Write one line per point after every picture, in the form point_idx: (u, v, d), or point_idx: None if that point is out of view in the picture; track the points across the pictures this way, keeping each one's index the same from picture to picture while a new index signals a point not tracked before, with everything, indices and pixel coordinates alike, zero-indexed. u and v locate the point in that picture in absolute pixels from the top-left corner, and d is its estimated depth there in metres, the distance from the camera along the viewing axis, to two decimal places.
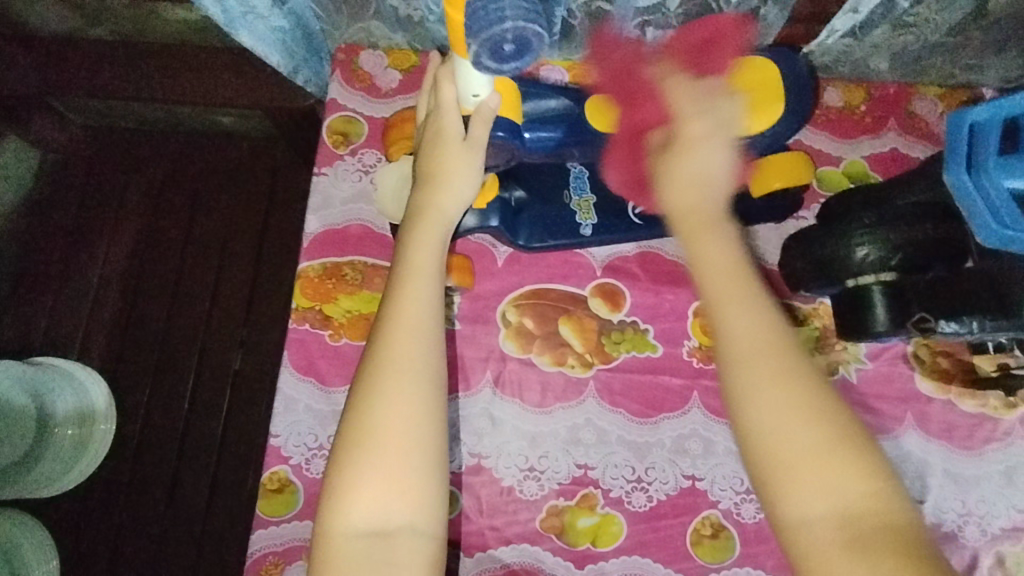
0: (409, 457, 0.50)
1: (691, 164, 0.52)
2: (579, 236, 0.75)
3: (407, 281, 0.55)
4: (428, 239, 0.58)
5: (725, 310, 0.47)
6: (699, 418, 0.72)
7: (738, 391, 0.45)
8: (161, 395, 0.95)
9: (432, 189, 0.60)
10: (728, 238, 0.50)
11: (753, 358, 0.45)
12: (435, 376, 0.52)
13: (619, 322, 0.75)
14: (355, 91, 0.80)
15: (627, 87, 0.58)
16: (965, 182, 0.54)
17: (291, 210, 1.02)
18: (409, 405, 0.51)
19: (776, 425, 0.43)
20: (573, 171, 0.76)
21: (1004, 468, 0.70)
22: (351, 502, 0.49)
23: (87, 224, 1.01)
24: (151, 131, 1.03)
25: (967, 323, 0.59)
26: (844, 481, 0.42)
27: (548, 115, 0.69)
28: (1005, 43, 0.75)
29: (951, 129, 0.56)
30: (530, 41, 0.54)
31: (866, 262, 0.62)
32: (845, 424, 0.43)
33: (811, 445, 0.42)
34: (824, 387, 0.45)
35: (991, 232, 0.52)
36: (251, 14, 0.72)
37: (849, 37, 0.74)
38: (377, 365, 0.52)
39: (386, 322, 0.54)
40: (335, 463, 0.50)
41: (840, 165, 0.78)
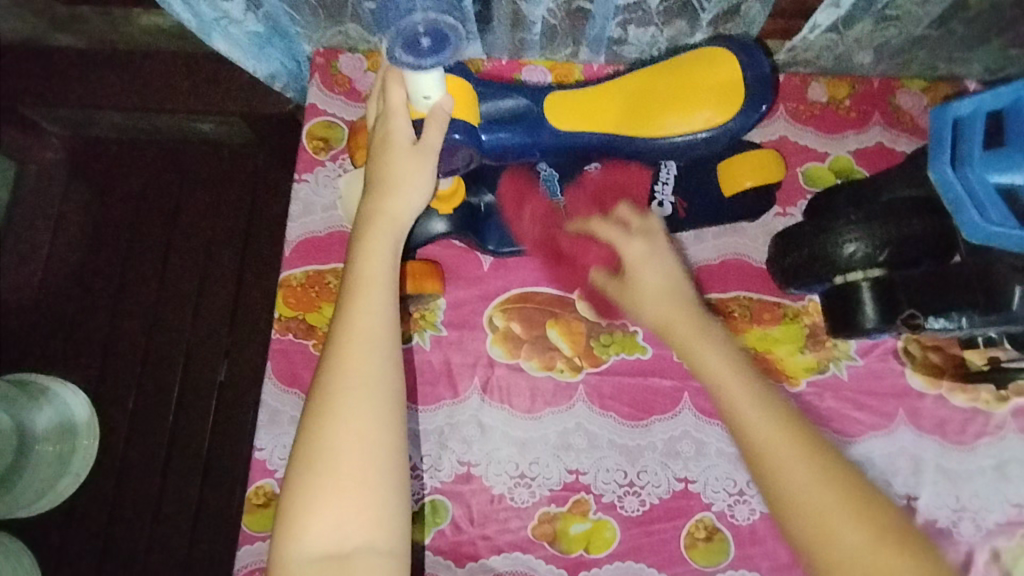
0: (364, 476, 0.49)
1: (662, 289, 0.60)
2: (551, 241, 0.72)
3: (358, 293, 0.55)
4: (379, 249, 0.57)
5: (739, 413, 0.52)
6: (690, 420, 0.71)
7: (773, 483, 0.49)
8: (145, 409, 0.94)
9: (385, 195, 0.59)
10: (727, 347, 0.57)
11: (782, 457, 0.49)
12: (389, 390, 0.51)
13: (607, 325, 0.73)
14: (335, 96, 0.79)
15: (556, 252, 0.72)
16: (951, 178, 0.53)
17: (271, 217, 1.00)
18: (360, 423, 0.50)
19: (820, 526, 0.46)
20: (543, 174, 0.72)
21: (997, 463, 0.70)
22: (307, 524, 0.48)
23: (64, 236, 1.00)
24: (128, 141, 1.01)
25: (955, 318, 0.60)
26: (889, 562, 0.45)
27: (505, 116, 0.69)
28: (989, 34, 0.74)
29: (934, 125, 0.54)
30: (445, 31, 0.54)
31: (854, 259, 0.60)
32: (870, 503, 0.47)
33: (859, 537, 0.46)
34: (845, 471, 0.49)
35: (977, 228, 0.51)
36: (224, 19, 0.70)
37: (832, 32, 0.72)
38: (327, 383, 0.51)
39: (337, 335, 0.53)
40: (292, 486, 0.49)
41: (826, 161, 0.78)
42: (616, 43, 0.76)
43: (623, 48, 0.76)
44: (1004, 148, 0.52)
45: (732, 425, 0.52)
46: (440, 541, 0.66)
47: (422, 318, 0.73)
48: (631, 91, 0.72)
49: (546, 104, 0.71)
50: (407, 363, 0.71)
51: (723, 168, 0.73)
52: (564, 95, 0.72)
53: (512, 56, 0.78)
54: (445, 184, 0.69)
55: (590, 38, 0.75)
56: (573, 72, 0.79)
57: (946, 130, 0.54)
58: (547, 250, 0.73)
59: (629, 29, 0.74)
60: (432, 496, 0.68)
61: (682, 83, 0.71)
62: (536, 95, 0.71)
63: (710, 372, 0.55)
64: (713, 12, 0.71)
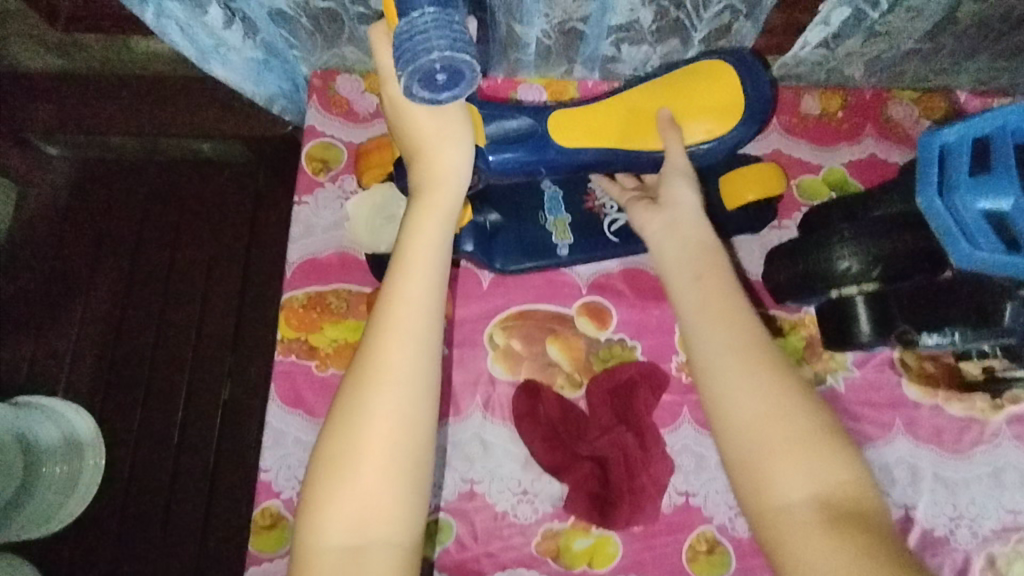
0: (396, 465, 0.50)
1: (686, 217, 0.64)
2: (558, 256, 0.74)
3: (399, 280, 0.55)
4: (429, 231, 0.57)
5: (704, 334, 0.57)
6: (689, 434, 0.72)
7: (722, 385, 0.55)
8: (150, 428, 0.95)
9: (429, 170, 0.59)
10: (729, 287, 0.59)
11: (727, 361, 0.55)
12: (422, 382, 0.52)
13: (605, 340, 0.75)
14: (333, 118, 0.79)
15: (558, 438, 0.70)
16: (938, 205, 0.52)
17: (270, 234, 1.01)
18: (396, 413, 0.51)
19: (752, 432, 0.52)
20: (547, 192, 0.76)
21: (992, 470, 0.71)
22: (331, 509, 0.49)
23: (65, 257, 1.00)
24: (126, 162, 1.02)
25: (948, 333, 0.61)
26: (816, 467, 0.51)
27: (511, 135, 0.69)
28: (979, 48, 0.74)
29: (923, 150, 0.54)
30: (462, 70, 0.52)
31: (848, 274, 0.61)
32: (804, 419, 0.53)
33: (778, 426, 0.52)
34: (786, 379, 0.54)
35: (964, 254, 0.51)
36: (222, 47, 0.70)
37: (823, 48, 0.73)
38: (367, 373, 0.52)
39: (377, 324, 0.54)
40: (324, 470, 0.50)
41: (820, 173, 0.79)
42: (611, 60, 0.77)
43: (617, 66, 0.77)
44: (991, 175, 0.52)
45: (693, 329, 0.58)
46: (445, 559, 0.67)
47: None
48: (634, 107, 0.73)
49: (551, 122, 0.71)
50: None
51: (724, 181, 0.73)
52: (566, 113, 0.72)
53: (508, 73, 0.79)
54: None
55: (584, 57, 0.76)
56: (568, 89, 0.79)
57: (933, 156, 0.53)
58: (551, 437, 0.70)
59: (622, 48, 0.75)
60: (436, 514, 0.68)
61: (683, 99, 0.72)
62: (539, 112, 0.71)
63: (694, 279, 0.60)
64: (705, 30, 0.73)
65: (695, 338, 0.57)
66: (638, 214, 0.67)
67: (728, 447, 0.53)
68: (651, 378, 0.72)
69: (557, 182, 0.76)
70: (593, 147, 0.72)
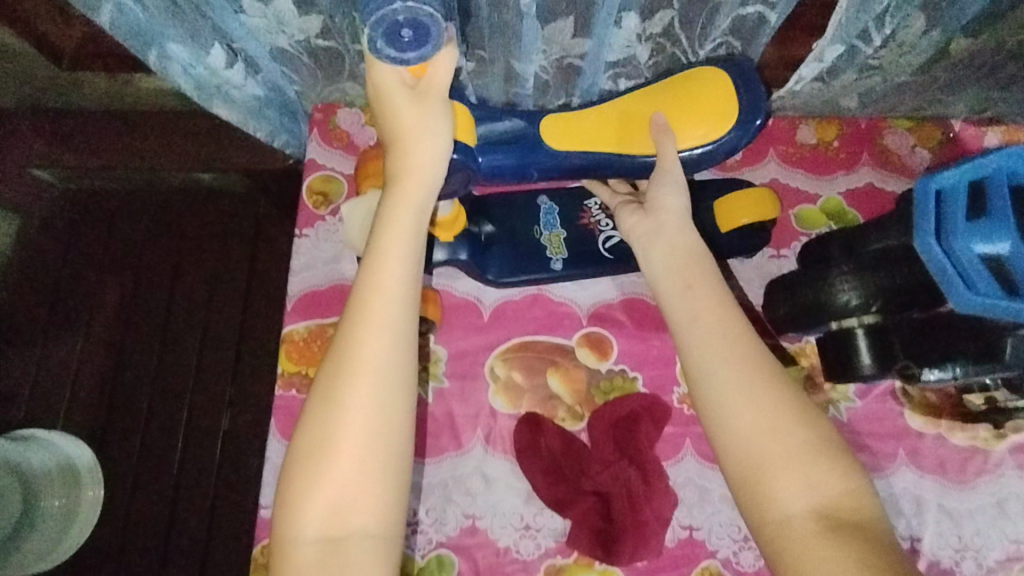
0: (369, 458, 0.52)
1: (677, 223, 0.64)
2: (551, 270, 0.75)
3: (372, 268, 0.55)
4: (402, 223, 0.56)
5: (695, 342, 0.58)
6: (692, 466, 0.71)
7: (715, 398, 0.55)
8: (150, 460, 0.94)
9: (401, 162, 0.58)
10: (719, 294, 0.59)
11: (719, 372, 0.56)
12: (395, 373, 0.53)
13: (607, 371, 0.75)
14: (334, 151, 0.80)
15: (559, 471, 0.70)
16: (936, 251, 0.51)
17: (272, 264, 1.01)
18: (368, 403, 0.52)
19: (745, 440, 0.53)
20: (543, 207, 0.77)
21: (997, 500, 0.70)
22: (306, 499, 0.51)
23: (68, 288, 1.00)
24: (125, 194, 1.01)
25: (951, 368, 0.60)
26: (812, 477, 0.52)
27: (502, 137, 0.69)
28: (972, 80, 0.75)
29: (919, 197, 0.52)
30: (426, 24, 0.54)
31: (849, 307, 0.61)
32: (798, 431, 0.53)
33: (773, 439, 0.53)
34: (779, 391, 0.55)
35: (964, 299, 0.51)
36: (224, 86, 0.71)
37: (818, 82, 0.74)
38: (341, 361, 0.53)
39: (352, 314, 0.55)
40: (299, 459, 0.52)
41: (818, 202, 0.80)
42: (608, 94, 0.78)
43: None
44: (989, 218, 0.51)
45: (683, 338, 0.58)
46: None
47: (425, 370, 0.74)
48: (625, 111, 0.72)
49: (543, 124, 0.71)
50: None
51: (718, 206, 0.74)
52: (558, 116, 0.71)
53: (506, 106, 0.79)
54: (444, 213, 0.71)
55: (582, 91, 0.77)
56: None
57: (930, 201, 0.52)
58: (552, 470, 0.70)
59: (619, 82, 0.76)
60: (438, 550, 0.68)
61: (674, 102, 0.71)
62: (532, 115, 0.71)
63: (684, 288, 0.60)
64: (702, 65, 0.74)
65: (685, 346, 0.58)
66: (625, 219, 0.67)
67: (723, 455, 0.54)
68: (653, 410, 0.72)
69: (553, 199, 0.77)
70: (585, 152, 0.71)
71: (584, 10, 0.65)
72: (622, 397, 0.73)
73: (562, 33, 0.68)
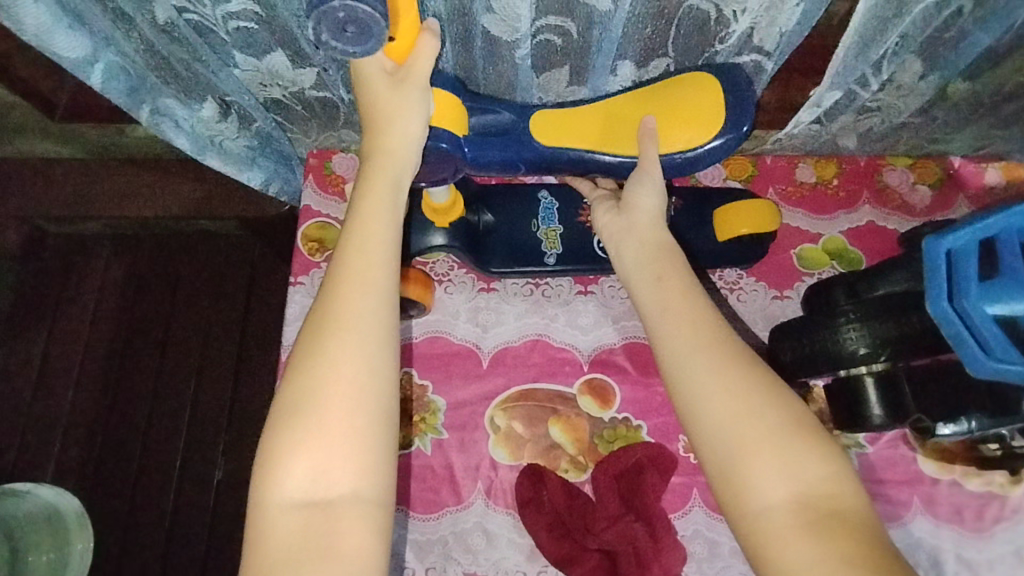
0: (355, 422, 0.47)
1: (648, 212, 0.61)
2: (543, 264, 0.76)
3: (355, 229, 0.53)
4: (381, 187, 0.55)
5: (668, 326, 0.54)
6: (701, 518, 0.69)
7: (693, 380, 0.51)
8: (143, 513, 0.92)
9: (375, 131, 0.56)
10: (690, 283, 0.56)
11: (693, 357, 0.52)
12: (381, 332, 0.50)
13: (610, 419, 0.73)
14: (330, 197, 0.79)
15: (564, 528, 0.67)
16: (951, 315, 0.49)
17: (268, 308, 0.99)
18: (353, 363, 0.48)
19: (725, 425, 0.49)
20: (543, 202, 0.77)
21: (1017, 549, 0.68)
22: (284, 466, 0.47)
23: (60, 335, 0.98)
24: (120, 239, 1.00)
25: (966, 422, 0.58)
26: (797, 465, 0.48)
27: (492, 130, 0.65)
28: (971, 119, 0.74)
29: (930, 261, 0.50)
30: (366, 21, 0.50)
31: (858, 356, 0.59)
32: (779, 416, 0.49)
33: (752, 426, 0.49)
34: (757, 376, 0.51)
35: (981, 366, 0.48)
36: (218, 137, 0.70)
37: (816, 124, 0.73)
38: (324, 320, 0.50)
39: (336, 274, 0.51)
40: (274, 428, 0.48)
41: (819, 242, 0.79)
42: None
43: None
44: (1002, 279, 0.49)
45: (655, 322, 0.55)
46: None
47: (423, 421, 0.72)
48: (623, 113, 0.67)
49: (534, 120, 0.66)
50: (406, 470, 0.70)
51: (718, 215, 0.75)
52: (556, 111, 0.67)
53: None
54: (441, 200, 0.71)
55: None
56: None
57: (942, 265, 0.50)
58: (556, 527, 0.67)
59: None
60: None
61: (666, 107, 0.65)
62: (521, 110, 0.66)
63: (653, 275, 0.57)
64: None
65: (657, 329, 0.54)
66: (600, 215, 0.64)
67: (703, 440, 0.50)
68: (659, 462, 0.70)
69: (553, 195, 0.78)
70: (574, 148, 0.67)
71: (579, 58, 0.65)
72: (627, 447, 0.70)
73: (558, 80, 0.68)
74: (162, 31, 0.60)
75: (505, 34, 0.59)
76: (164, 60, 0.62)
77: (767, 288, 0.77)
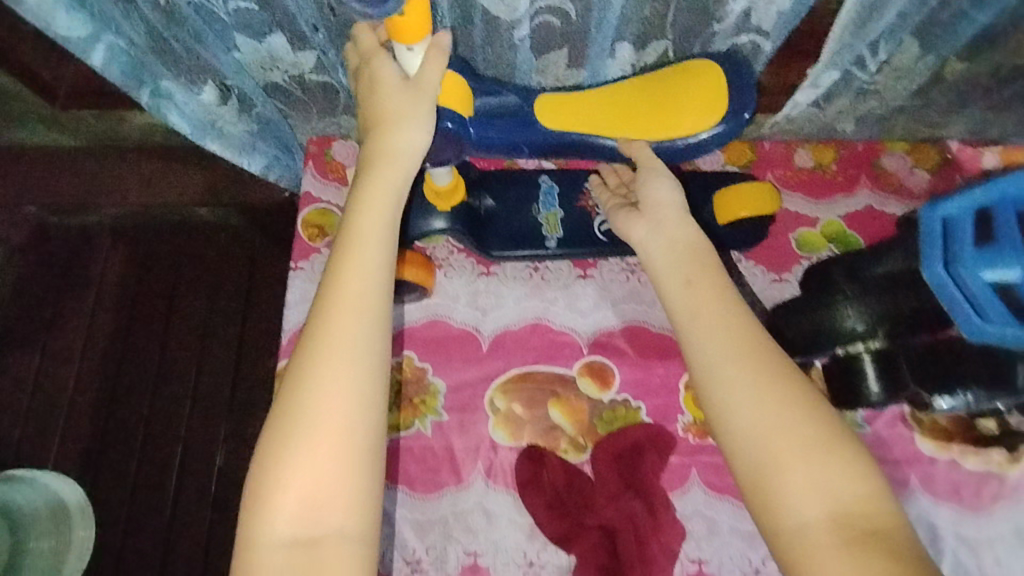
0: (344, 455, 0.48)
1: (676, 215, 0.62)
2: (544, 248, 0.76)
3: (352, 253, 0.53)
4: (381, 211, 0.55)
5: (703, 334, 0.55)
6: (700, 497, 0.69)
7: (725, 389, 0.52)
8: (144, 500, 0.92)
9: (379, 145, 0.57)
10: (725, 292, 0.57)
11: (727, 365, 0.53)
12: (378, 357, 0.51)
13: (609, 401, 0.73)
14: (329, 183, 0.80)
15: (564, 507, 0.68)
16: (946, 279, 0.49)
17: (268, 296, 1.00)
18: (343, 394, 0.49)
19: (756, 436, 0.50)
20: (544, 186, 0.78)
21: (1016, 527, 0.68)
22: (282, 493, 0.47)
23: (61, 323, 0.98)
24: (120, 227, 1.00)
25: (960, 394, 0.60)
26: (832, 481, 0.48)
27: (495, 112, 0.65)
28: (968, 102, 0.75)
29: (925, 227, 0.51)
30: None
31: (855, 332, 0.60)
32: (812, 431, 0.50)
33: (784, 439, 0.49)
34: (790, 388, 0.51)
35: (977, 328, 0.49)
36: (218, 121, 0.70)
37: (814, 107, 0.74)
38: (314, 345, 0.50)
39: (328, 298, 0.52)
40: (268, 453, 0.48)
41: (817, 226, 0.79)
42: None
43: None
44: (997, 246, 0.49)
45: (688, 330, 0.56)
46: None
47: (423, 403, 0.72)
48: (627, 97, 0.67)
49: (537, 103, 0.66)
50: (407, 451, 0.70)
51: (717, 199, 0.75)
52: (559, 94, 0.67)
53: None
54: (444, 182, 0.71)
55: None
56: None
57: (935, 232, 0.51)
58: (557, 506, 0.68)
59: None
60: None
61: (668, 91, 0.66)
62: (525, 91, 0.66)
63: (688, 283, 0.58)
64: None
65: (688, 338, 0.55)
66: (619, 218, 0.65)
67: (735, 450, 0.51)
68: (658, 440, 0.71)
69: (554, 178, 0.78)
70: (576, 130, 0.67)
71: (580, 39, 0.65)
72: (629, 426, 0.71)
73: (556, 63, 0.69)
74: (161, 10, 0.60)
75: (504, 14, 0.60)
76: (164, 43, 0.62)
77: (765, 271, 0.78)
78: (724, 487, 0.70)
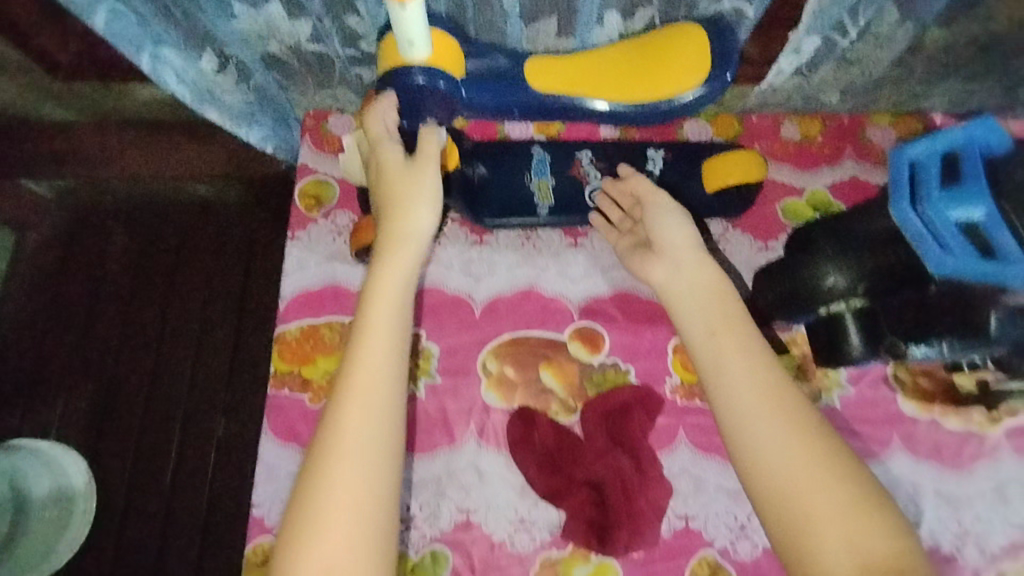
0: (365, 512, 0.52)
1: (701, 275, 0.66)
2: (537, 216, 0.78)
3: (374, 328, 0.59)
4: (399, 289, 0.61)
5: (724, 388, 0.59)
6: (687, 455, 0.71)
7: (747, 445, 0.56)
8: (144, 471, 0.94)
9: (395, 225, 0.63)
10: (751, 347, 0.61)
11: (750, 421, 0.57)
12: (395, 424, 0.56)
13: (599, 364, 0.75)
14: (325, 153, 0.82)
15: (553, 464, 0.70)
16: (912, 218, 0.53)
17: (267, 272, 1.01)
18: (366, 457, 0.54)
19: (780, 489, 0.54)
20: (536, 156, 0.79)
21: (995, 484, 0.70)
22: (311, 549, 0.50)
23: (63, 299, 1.00)
24: (124, 208, 1.02)
25: (936, 344, 0.63)
26: (853, 535, 0.51)
27: (487, 75, 0.68)
28: (948, 72, 0.77)
29: (892, 167, 0.54)
30: None
31: (835, 290, 0.63)
32: (834, 486, 0.53)
33: (807, 491, 0.53)
34: (811, 445, 0.55)
35: (940, 262, 0.51)
36: (217, 89, 0.72)
37: (798, 76, 0.76)
38: (340, 408, 0.55)
39: (353, 370, 0.57)
40: (299, 511, 0.52)
41: (803, 195, 0.81)
42: None
43: None
44: (962, 186, 0.52)
45: (711, 385, 0.60)
46: None
47: (418, 366, 0.74)
48: (614, 60, 0.69)
49: (528, 66, 0.69)
50: None
51: (706, 167, 0.77)
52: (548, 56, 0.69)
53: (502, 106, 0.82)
54: (439, 149, 0.73)
55: None
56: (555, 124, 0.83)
57: (903, 174, 0.54)
58: (547, 463, 0.70)
59: None
60: (432, 545, 0.68)
61: (653, 53, 0.68)
62: (517, 54, 0.68)
63: (711, 341, 0.62)
64: None
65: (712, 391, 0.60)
66: (637, 263, 0.71)
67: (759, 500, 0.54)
68: (647, 402, 0.73)
69: (546, 149, 0.79)
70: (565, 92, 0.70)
71: (566, 9, 0.66)
72: (618, 387, 0.73)
73: (546, 32, 0.70)
74: None
75: None
76: (167, 5, 0.63)
77: (752, 239, 0.79)
78: (710, 446, 0.72)
